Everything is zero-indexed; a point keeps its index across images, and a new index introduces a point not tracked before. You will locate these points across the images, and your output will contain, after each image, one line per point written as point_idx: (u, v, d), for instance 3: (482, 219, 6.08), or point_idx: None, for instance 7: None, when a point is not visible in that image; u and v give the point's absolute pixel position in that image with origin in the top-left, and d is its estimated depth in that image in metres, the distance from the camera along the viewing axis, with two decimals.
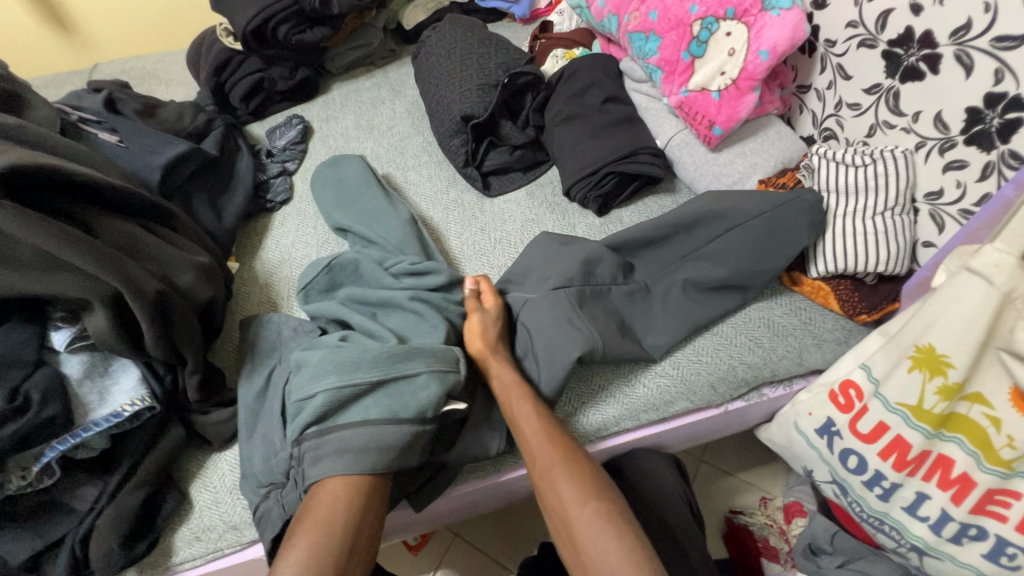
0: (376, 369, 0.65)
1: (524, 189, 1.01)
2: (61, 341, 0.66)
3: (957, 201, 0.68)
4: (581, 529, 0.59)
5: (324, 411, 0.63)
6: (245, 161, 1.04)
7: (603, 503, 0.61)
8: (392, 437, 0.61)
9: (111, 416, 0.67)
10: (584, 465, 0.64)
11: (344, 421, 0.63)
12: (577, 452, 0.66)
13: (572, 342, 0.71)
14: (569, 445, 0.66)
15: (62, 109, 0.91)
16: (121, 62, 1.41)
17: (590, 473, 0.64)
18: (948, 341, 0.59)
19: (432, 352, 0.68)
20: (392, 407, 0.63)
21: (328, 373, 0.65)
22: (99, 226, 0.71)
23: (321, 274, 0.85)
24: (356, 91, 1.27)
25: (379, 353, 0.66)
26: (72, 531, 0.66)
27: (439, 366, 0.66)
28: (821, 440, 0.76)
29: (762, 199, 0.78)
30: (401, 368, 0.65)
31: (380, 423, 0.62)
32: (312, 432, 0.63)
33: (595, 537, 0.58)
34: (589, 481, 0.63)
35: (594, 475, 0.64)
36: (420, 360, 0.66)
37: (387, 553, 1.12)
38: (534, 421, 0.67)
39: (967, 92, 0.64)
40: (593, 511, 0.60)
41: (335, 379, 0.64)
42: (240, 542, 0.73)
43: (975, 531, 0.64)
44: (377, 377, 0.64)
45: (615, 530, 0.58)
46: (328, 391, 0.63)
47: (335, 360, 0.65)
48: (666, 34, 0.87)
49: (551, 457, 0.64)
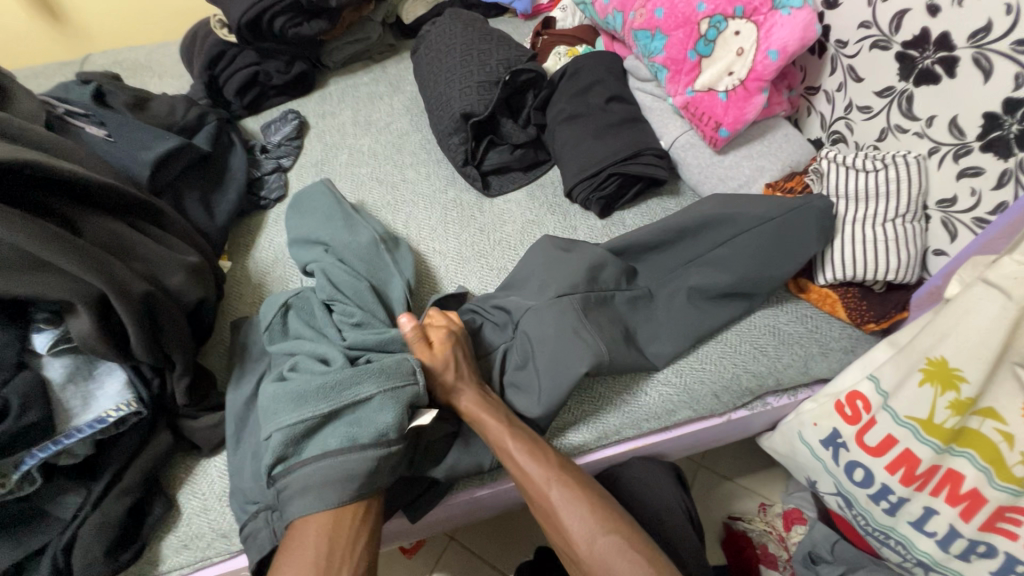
0: (325, 401, 0.62)
1: (524, 189, 0.99)
2: (43, 344, 0.63)
3: (970, 209, 0.67)
4: (597, 563, 0.58)
5: (286, 451, 0.61)
6: (238, 157, 1.01)
7: (607, 527, 0.60)
8: (355, 466, 0.59)
9: (95, 422, 0.64)
10: (587, 493, 0.63)
11: (307, 457, 0.61)
12: (575, 478, 0.64)
13: (576, 353, 0.69)
14: (562, 470, 0.64)
15: (48, 101, 0.88)
16: (113, 53, 1.37)
17: (590, 496, 0.63)
18: (962, 355, 0.57)
19: (379, 370, 0.65)
20: (351, 433, 0.60)
21: (280, 411, 0.62)
22: (85, 225, 0.69)
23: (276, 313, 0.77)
24: (353, 85, 1.24)
25: (325, 381, 0.63)
26: (54, 540, 0.64)
27: (388, 385, 0.63)
28: (825, 451, 0.74)
29: (770, 204, 0.76)
30: (347, 394, 0.62)
31: (341, 453, 0.59)
32: (279, 472, 0.61)
33: (607, 566, 0.58)
34: (590, 506, 0.61)
35: (594, 499, 0.63)
36: (370, 381, 0.63)
37: (380, 557, 1.10)
38: (522, 456, 0.64)
39: (985, 97, 0.62)
40: (605, 543, 0.59)
41: (288, 415, 0.61)
42: (229, 551, 0.70)
43: (984, 548, 0.62)
44: (326, 410, 0.62)
45: (626, 556, 0.58)
46: (282, 428, 0.61)
47: (286, 396, 0.63)
48: (674, 32, 0.85)
49: (548, 489, 0.62)
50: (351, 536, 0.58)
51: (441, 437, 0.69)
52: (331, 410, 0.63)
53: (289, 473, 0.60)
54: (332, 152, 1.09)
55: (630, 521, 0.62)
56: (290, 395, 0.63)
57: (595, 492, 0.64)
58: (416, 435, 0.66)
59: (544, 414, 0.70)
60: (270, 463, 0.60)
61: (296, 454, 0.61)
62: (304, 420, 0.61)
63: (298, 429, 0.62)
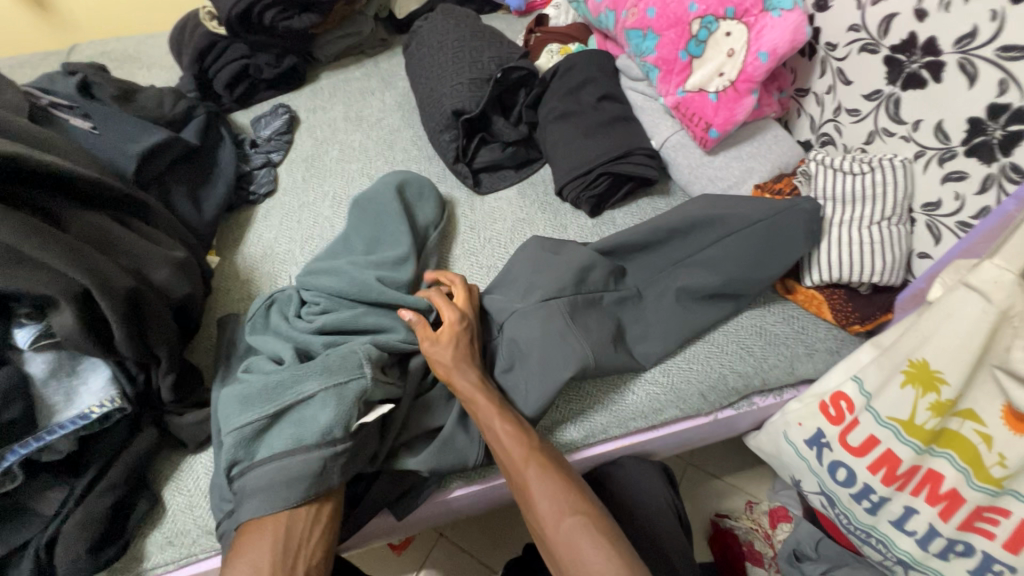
0: (269, 403, 0.62)
1: (515, 187, 0.99)
2: (24, 339, 0.63)
3: (955, 213, 0.67)
4: (562, 541, 0.58)
5: (239, 453, 0.61)
6: (227, 150, 1.00)
7: (584, 515, 0.59)
8: (300, 466, 0.58)
9: (78, 418, 0.64)
10: (563, 477, 0.63)
11: (259, 457, 0.60)
12: (553, 461, 0.64)
13: (564, 353, 0.69)
14: (547, 456, 0.64)
15: (33, 92, 0.87)
16: (101, 44, 1.35)
17: (571, 484, 0.62)
18: (943, 358, 0.58)
19: (323, 367, 0.64)
20: (295, 434, 0.60)
21: (230, 413, 0.63)
22: (69, 219, 0.68)
23: (260, 308, 0.78)
24: (345, 80, 1.23)
25: (269, 382, 0.64)
26: (36, 536, 0.64)
27: (331, 383, 0.62)
28: (810, 451, 0.75)
29: (759, 206, 0.77)
30: (291, 394, 0.63)
31: (286, 455, 0.59)
32: (235, 474, 0.61)
33: (578, 552, 0.57)
34: (570, 492, 0.61)
35: (576, 487, 0.62)
36: (312, 380, 0.63)
37: (368, 554, 1.10)
38: (511, 435, 0.64)
39: (970, 102, 0.63)
40: (574, 523, 0.58)
41: (235, 417, 0.62)
42: (215, 548, 0.70)
43: (962, 547, 0.63)
44: (271, 410, 0.62)
45: (599, 544, 0.57)
46: (231, 431, 0.61)
47: (234, 398, 0.64)
48: (665, 32, 0.85)
49: (531, 472, 0.62)
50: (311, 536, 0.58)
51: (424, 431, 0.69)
52: (280, 415, 0.62)
53: (245, 473, 0.60)
54: (323, 148, 1.08)
55: (602, 507, 0.62)
56: (236, 402, 0.63)
57: (572, 477, 0.64)
58: (379, 430, 0.66)
59: (531, 413, 0.69)
60: (224, 466, 0.60)
61: (248, 456, 0.61)
62: (251, 422, 0.61)
63: (252, 437, 0.61)
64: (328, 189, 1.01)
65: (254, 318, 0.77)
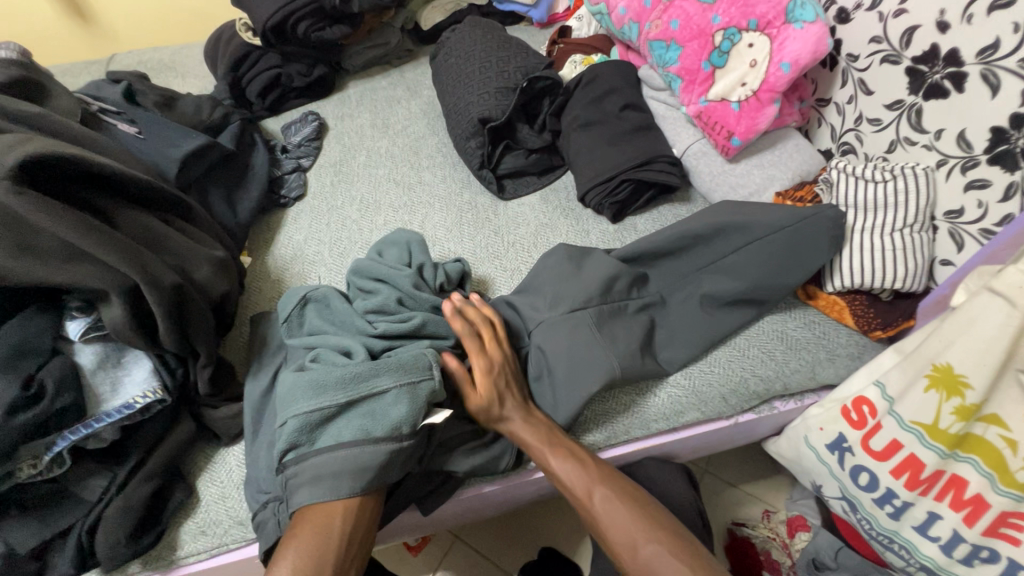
0: (343, 391, 0.64)
1: (538, 193, 1.01)
2: (75, 331, 0.66)
3: (977, 220, 0.68)
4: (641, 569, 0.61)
5: (300, 438, 0.62)
6: (260, 156, 1.04)
7: (661, 543, 0.62)
8: (368, 456, 0.60)
9: (123, 407, 0.67)
10: (631, 504, 0.65)
11: (321, 445, 0.62)
12: (617, 488, 0.67)
13: (593, 369, 0.71)
14: (612, 486, 0.67)
15: (83, 99, 0.92)
16: (139, 53, 1.41)
17: (613, 485, 0.67)
18: (967, 361, 0.59)
19: (397, 364, 0.66)
20: (365, 426, 0.62)
21: (300, 396, 0.64)
22: (119, 218, 0.71)
23: (300, 305, 0.79)
24: (372, 89, 1.27)
25: (345, 373, 0.65)
26: (79, 521, 0.66)
27: (406, 381, 0.65)
28: (831, 455, 0.75)
29: (781, 212, 0.78)
30: (365, 387, 0.64)
31: (355, 443, 0.61)
32: (290, 460, 0.62)
33: None
34: (641, 521, 0.64)
35: (619, 487, 0.67)
36: (387, 375, 0.65)
37: (386, 554, 1.12)
38: (571, 470, 0.67)
39: (992, 111, 0.64)
40: (649, 551, 0.61)
41: (305, 401, 0.63)
42: (246, 538, 0.72)
43: (987, 553, 0.63)
44: (344, 400, 0.63)
45: (650, 538, 0.62)
46: (298, 415, 0.62)
47: (305, 383, 0.65)
48: (688, 43, 0.88)
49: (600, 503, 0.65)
50: (359, 536, 0.60)
51: (456, 433, 0.71)
52: (349, 405, 0.64)
53: (303, 459, 0.61)
54: (350, 154, 1.12)
55: (674, 530, 0.64)
56: (306, 388, 0.64)
57: (637, 502, 0.66)
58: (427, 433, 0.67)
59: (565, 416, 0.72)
60: (283, 449, 0.62)
61: (308, 442, 0.62)
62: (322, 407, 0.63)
63: (317, 424, 0.63)
64: (356, 193, 1.04)
65: (296, 316, 0.79)
